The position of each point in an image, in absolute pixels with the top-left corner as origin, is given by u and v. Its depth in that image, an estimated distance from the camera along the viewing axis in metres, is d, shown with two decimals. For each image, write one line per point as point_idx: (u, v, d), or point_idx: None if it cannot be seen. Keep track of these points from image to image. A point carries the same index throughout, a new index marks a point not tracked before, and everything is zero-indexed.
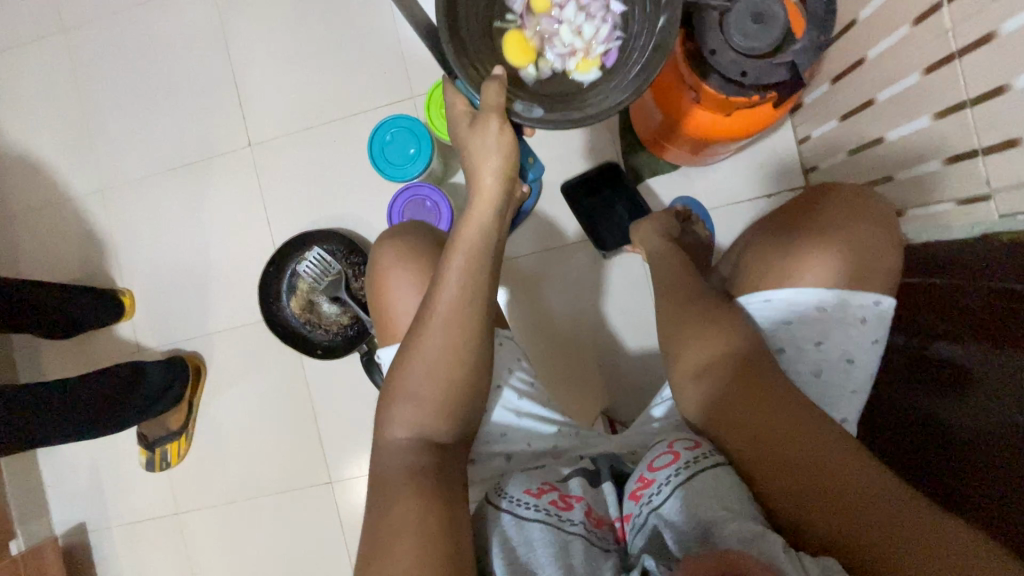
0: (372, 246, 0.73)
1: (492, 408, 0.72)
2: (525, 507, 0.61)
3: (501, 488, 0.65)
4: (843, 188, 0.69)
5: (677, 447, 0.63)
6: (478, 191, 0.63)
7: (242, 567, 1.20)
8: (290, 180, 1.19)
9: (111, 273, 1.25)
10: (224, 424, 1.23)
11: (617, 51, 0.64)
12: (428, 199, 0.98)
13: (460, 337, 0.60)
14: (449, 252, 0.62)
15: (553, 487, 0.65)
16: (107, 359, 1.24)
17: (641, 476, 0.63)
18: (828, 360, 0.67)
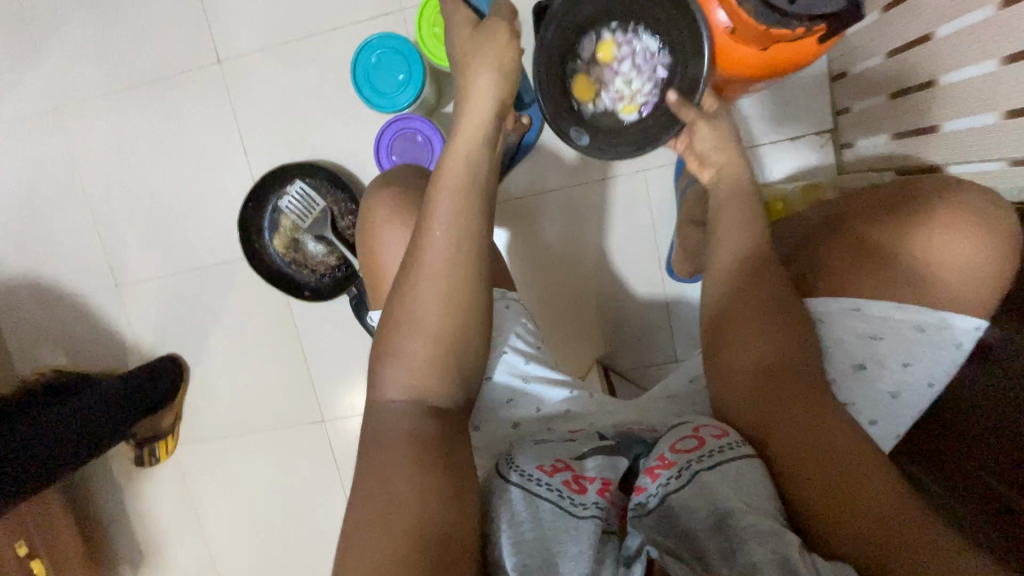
0: (363, 198, 0.67)
1: (497, 372, 0.69)
2: (536, 484, 0.56)
3: (513, 459, 0.59)
4: (953, 187, 0.60)
5: (703, 433, 0.56)
6: (467, 118, 0.57)
7: (239, 497, 1.23)
8: (268, 102, 1.07)
9: (79, 201, 1.16)
10: (213, 362, 1.20)
11: (654, 103, 0.74)
12: (420, 133, 0.88)
13: (455, 304, 0.53)
14: (436, 185, 0.55)
15: (569, 466, 0.58)
16: (85, 293, 1.19)
17: (661, 455, 0.55)
18: (912, 381, 0.60)
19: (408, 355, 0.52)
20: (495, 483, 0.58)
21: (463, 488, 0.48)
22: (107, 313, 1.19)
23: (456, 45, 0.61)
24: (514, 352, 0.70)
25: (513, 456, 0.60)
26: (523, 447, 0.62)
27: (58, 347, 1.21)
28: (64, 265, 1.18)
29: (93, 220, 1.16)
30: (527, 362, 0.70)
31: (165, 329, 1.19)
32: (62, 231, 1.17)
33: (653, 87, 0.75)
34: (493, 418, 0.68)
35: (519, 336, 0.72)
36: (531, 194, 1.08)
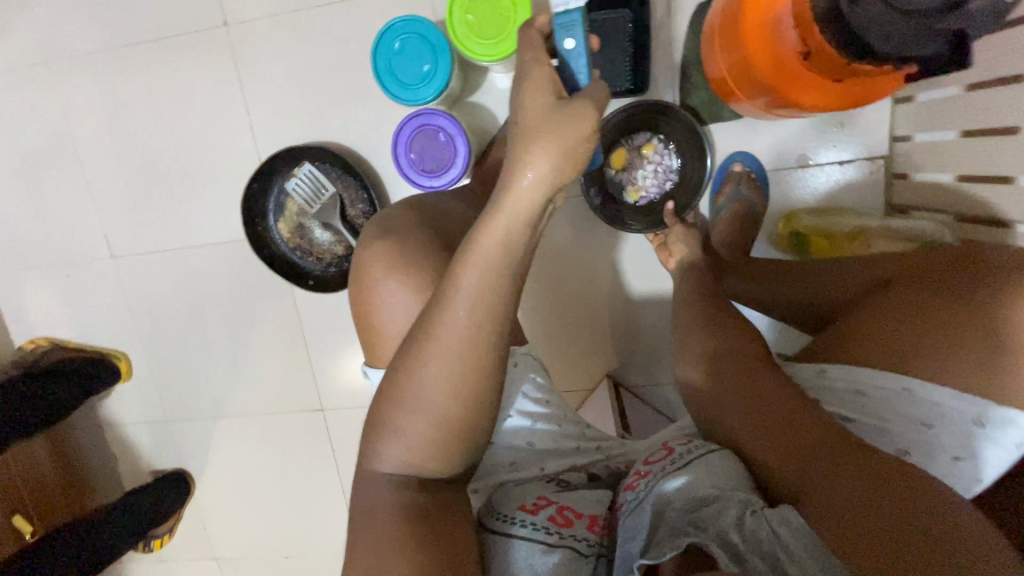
0: (359, 247, 0.61)
1: (501, 434, 0.65)
2: (518, 525, 0.53)
3: (495, 506, 0.57)
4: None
5: (672, 444, 0.58)
6: (515, 197, 0.45)
7: (235, 474, 1.23)
8: (277, 75, 0.99)
9: (73, 163, 1.09)
10: (210, 341, 1.17)
11: (652, 201, 0.93)
12: (442, 131, 0.81)
13: (472, 373, 0.46)
14: (466, 255, 0.46)
15: (552, 500, 0.57)
16: (81, 260, 1.14)
17: (637, 471, 0.57)
18: (964, 480, 0.51)
19: (415, 422, 0.47)
20: (483, 534, 0.55)
21: (466, 561, 0.46)
22: (105, 284, 1.15)
23: (521, 103, 0.49)
24: (520, 414, 0.66)
25: (496, 504, 0.58)
26: (509, 494, 0.59)
27: (54, 313, 1.18)
28: (60, 231, 1.13)
29: (88, 187, 1.10)
30: (531, 420, 0.66)
31: (164, 305, 1.15)
32: (56, 195, 1.11)
33: (658, 191, 0.93)
34: (491, 475, 0.64)
35: (526, 396, 0.66)
36: None
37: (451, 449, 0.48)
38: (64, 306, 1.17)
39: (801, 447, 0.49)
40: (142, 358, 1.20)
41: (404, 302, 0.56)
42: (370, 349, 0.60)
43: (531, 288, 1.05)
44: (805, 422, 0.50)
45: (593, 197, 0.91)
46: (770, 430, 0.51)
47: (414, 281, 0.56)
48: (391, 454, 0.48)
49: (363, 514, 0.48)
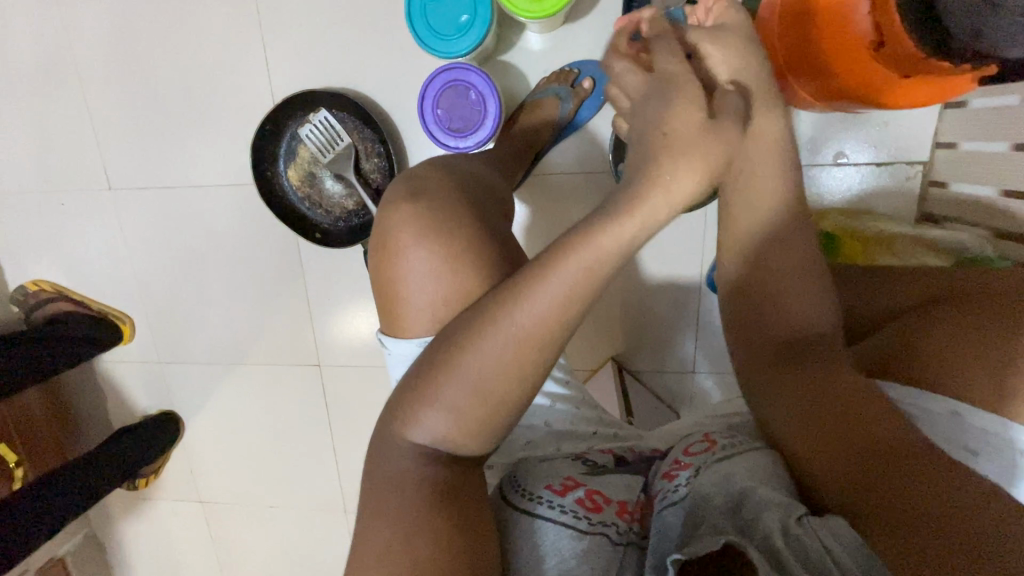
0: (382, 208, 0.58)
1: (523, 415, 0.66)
2: (547, 507, 0.54)
3: (522, 486, 0.58)
4: None
5: (713, 438, 0.60)
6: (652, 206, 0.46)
7: (226, 421, 1.22)
8: (297, 10, 0.93)
9: (72, 85, 1.03)
10: (208, 286, 1.13)
11: None
12: (473, 89, 0.77)
13: (513, 355, 0.44)
14: (553, 261, 0.45)
15: (579, 483, 0.57)
16: (76, 191, 1.09)
17: (676, 459, 0.59)
18: None
19: (453, 398, 0.45)
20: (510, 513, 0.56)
21: (476, 543, 0.45)
22: (100, 216, 1.11)
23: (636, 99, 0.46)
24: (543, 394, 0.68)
25: (520, 482, 0.58)
26: (534, 469, 0.60)
27: (46, 242, 1.13)
28: (54, 156, 1.07)
29: (86, 110, 1.04)
30: (551, 400, 0.68)
31: (161, 244, 1.11)
32: (51, 116, 1.05)
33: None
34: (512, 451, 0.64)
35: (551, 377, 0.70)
36: None
37: (473, 432, 0.46)
38: (56, 235, 1.13)
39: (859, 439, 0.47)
40: (135, 295, 1.16)
41: (428, 266, 0.53)
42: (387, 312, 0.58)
43: None
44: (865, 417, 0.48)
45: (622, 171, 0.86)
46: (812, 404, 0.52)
47: (440, 246, 0.53)
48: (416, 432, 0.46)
49: (364, 480, 0.46)
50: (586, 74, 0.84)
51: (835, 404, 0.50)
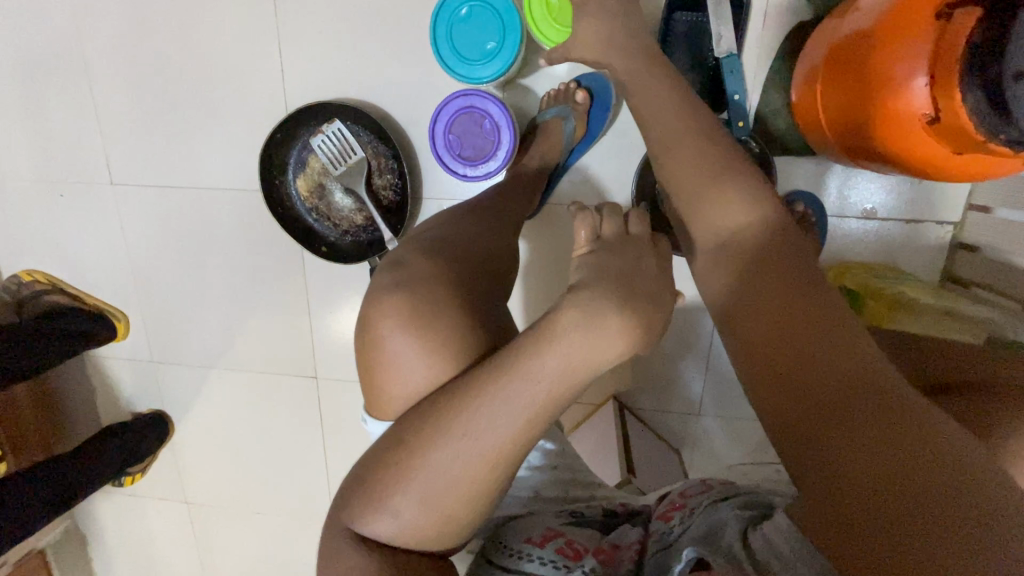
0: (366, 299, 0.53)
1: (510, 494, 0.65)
2: (528, 561, 0.53)
3: (502, 541, 0.57)
4: None
5: (709, 483, 0.60)
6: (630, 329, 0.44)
7: (216, 426, 1.20)
8: (319, 17, 0.89)
9: (78, 73, 0.99)
10: (207, 289, 1.11)
11: None
12: (488, 119, 0.73)
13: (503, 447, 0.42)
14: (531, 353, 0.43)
15: (560, 533, 0.57)
16: (77, 182, 1.06)
17: (671, 501, 0.58)
18: None
19: (413, 505, 0.42)
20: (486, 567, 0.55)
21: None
22: (100, 209, 1.07)
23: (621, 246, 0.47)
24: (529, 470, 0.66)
25: (502, 538, 0.58)
26: (513, 525, 0.59)
27: (43, 232, 1.10)
28: (55, 146, 1.04)
29: (91, 101, 1.00)
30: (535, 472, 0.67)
31: (161, 243, 1.08)
32: (55, 105, 1.01)
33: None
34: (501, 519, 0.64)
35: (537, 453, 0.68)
36: None
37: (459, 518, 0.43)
38: (53, 225, 1.09)
39: (864, 445, 0.37)
40: (131, 292, 1.13)
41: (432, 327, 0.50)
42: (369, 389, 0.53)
43: None
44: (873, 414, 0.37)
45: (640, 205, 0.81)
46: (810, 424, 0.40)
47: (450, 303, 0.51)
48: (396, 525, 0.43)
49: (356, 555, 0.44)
50: (581, 87, 0.81)
51: (840, 395, 0.39)
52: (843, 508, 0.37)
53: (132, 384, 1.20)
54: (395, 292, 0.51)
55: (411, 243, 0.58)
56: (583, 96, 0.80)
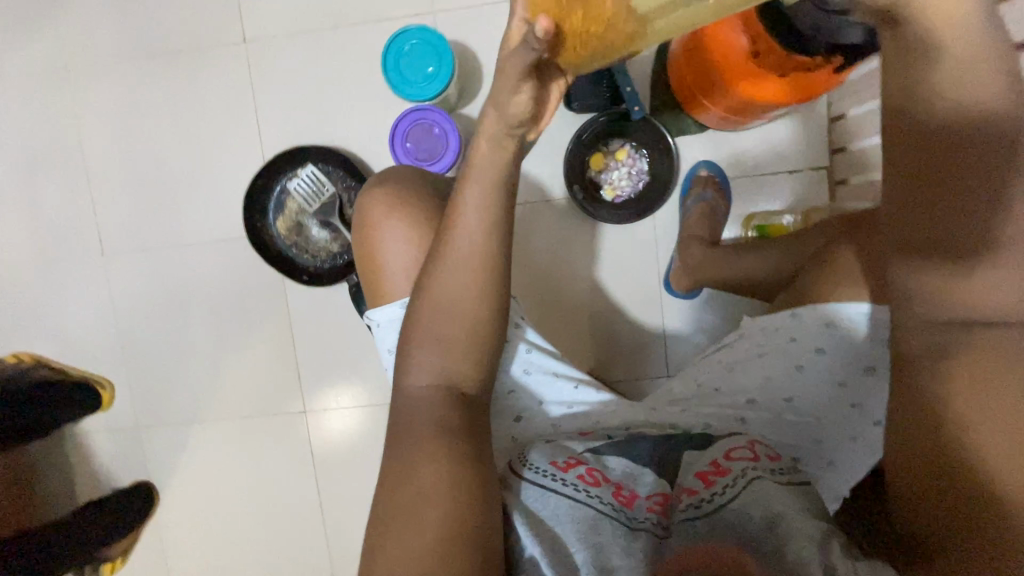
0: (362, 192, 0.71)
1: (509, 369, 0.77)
2: (549, 479, 0.64)
3: (526, 458, 0.68)
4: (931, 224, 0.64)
5: (758, 450, 0.64)
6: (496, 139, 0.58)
7: (204, 486, 1.18)
8: (290, 84, 1.07)
9: (76, 160, 1.12)
10: (194, 341, 1.16)
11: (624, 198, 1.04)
12: (437, 125, 0.90)
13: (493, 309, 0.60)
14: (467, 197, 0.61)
15: (582, 461, 0.67)
16: (71, 255, 1.15)
17: (714, 462, 0.63)
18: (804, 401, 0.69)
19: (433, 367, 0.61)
20: (515, 482, 0.66)
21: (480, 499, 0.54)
22: (91, 279, 1.15)
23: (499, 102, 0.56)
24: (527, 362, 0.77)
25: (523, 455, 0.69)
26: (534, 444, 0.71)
27: (34, 310, 1.16)
28: (53, 226, 1.14)
29: (88, 185, 1.13)
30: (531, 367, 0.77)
31: (149, 303, 1.15)
32: (54, 193, 1.13)
33: (630, 190, 1.04)
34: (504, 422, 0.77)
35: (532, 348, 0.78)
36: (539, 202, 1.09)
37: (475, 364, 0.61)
38: (45, 304, 1.16)
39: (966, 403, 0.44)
40: (118, 358, 1.17)
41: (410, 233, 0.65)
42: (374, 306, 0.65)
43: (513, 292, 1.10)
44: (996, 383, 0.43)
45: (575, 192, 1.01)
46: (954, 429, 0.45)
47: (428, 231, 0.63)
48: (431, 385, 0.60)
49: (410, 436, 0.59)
50: None
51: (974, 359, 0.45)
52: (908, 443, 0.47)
53: (116, 456, 1.18)
54: (381, 200, 0.67)
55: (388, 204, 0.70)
56: None
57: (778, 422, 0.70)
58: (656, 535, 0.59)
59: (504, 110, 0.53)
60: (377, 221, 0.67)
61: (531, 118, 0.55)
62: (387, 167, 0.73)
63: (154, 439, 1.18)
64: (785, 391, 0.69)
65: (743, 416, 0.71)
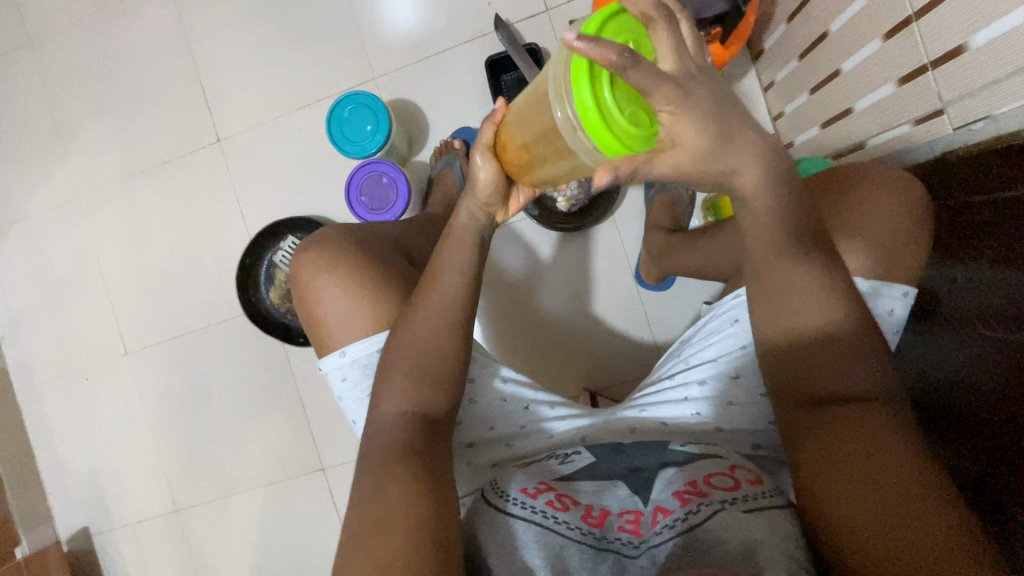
0: (299, 250, 0.75)
1: (477, 395, 0.72)
2: (520, 507, 0.58)
3: (499, 485, 0.63)
4: (876, 173, 0.65)
5: (738, 475, 0.60)
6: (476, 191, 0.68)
7: (243, 560, 1.21)
8: (264, 170, 1.19)
9: (95, 275, 1.26)
10: (215, 419, 1.23)
11: (580, 206, 1.07)
12: (385, 175, 0.98)
13: (434, 323, 0.64)
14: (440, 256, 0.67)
15: (551, 487, 0.62)
16: (99, 361, 1.26)
17: (691, 482, 0.59)
18: (742, 391, 0.68)
19: (388, 385, 0.63)
20: (486, 511, 0.60)
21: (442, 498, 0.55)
22: (120, 378, 1.26)
23: (474, 180, 0.67)
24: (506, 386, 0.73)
25: (499, 483, 0.64)
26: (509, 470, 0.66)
27: (74, 417, 1.27)
28: (84, 338, 1.27)
29: (107, 295, 1.26)
30: (507, 384, 0.74)
31: (170, 391, 1.24)
32: (79, 307, 1.26)
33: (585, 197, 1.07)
34: (463, 437, 0.72)
35: (508, 378, 0.74)
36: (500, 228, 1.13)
37: (431, 381, 0.64)
38: (84, 408, 1.27)
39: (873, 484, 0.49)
40: (149, 447, 1.25)
41: (339, 289, 0.71)
42: (341, 337, 0.71)
43: (487, 322, 1.13)
44: (886, 463, 0.50)
45: (530, 209, 1.06)
46: (885, 490, 0.49)
47: (357, 284, 0.71)
48: (391, 400, 0.63)
49: (372, 452, 0.60)
50: (456, 139, 1.07)
51: (864, 451, 0.51)
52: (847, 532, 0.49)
53: (163, 543, 1.24)
54: (317, 259, 0.72)
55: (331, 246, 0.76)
56: (459, 144, 1.06)
57: (731, 411, 0.69)
58: (626, 557, 0.55)
59: (477, 190, 0.67)
60: (307, 282, 0.72)
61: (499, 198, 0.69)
62: (309, 236, 0.77)
63: (192, 520, 1.23)
64: (732, 371, 0.68)
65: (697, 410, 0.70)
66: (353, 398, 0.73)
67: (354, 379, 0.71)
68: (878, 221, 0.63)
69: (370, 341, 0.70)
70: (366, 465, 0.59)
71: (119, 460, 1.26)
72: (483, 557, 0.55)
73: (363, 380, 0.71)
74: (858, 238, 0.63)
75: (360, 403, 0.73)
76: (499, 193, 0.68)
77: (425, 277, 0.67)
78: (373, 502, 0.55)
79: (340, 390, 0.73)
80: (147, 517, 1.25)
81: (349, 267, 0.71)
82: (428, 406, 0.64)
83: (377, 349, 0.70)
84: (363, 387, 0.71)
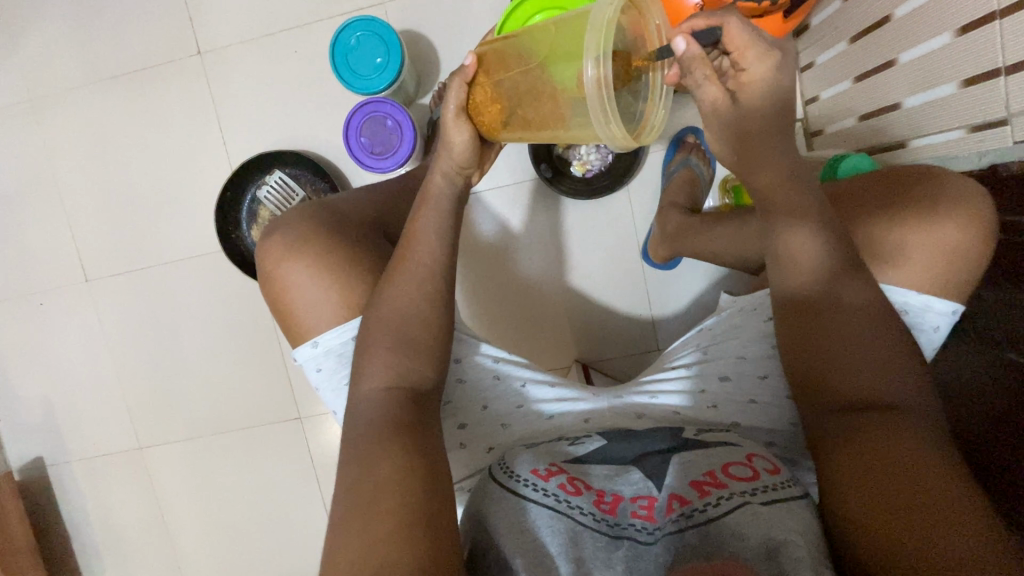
0: (261, 240, 0.68)
1: (468, 375, 0.69)
2: (531, 489, 0.56)
3: (509, 466, 0.61)
4: (938, 185, 0.60)
5: (756, 465, 0.58)
6: (450, 152, 0.61)
7: (209, 502, 1.18)
8: (249, 93, 1.07)
9: (51, 191, 1.13)
10: (183, 360, 1.16)
11: (593, 173, 1.03)
12: (390, 118, 0.89)
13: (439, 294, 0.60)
14: (413, 229, 0.62)
15: (563, 469, 0.60)
16: (54, 286, 1.16)
17: (710, 472, 0.57)
18: (763, 389, 0.67)
19: (384, 357, 0.59)
20: (494, 490, 0.58)
21: (436, 482, 0.52)
22: (79, 307, 1.16)
23: (448, 140, 0.61)
24: (499, 365, 0.71)
25: (509, 463, 0.61)
26: (516, 451, 0.63)
27: (25, 345, 1.18)
28: (36, 260, 1.15)
29: (64, 215, 1.14)
30: (495, 361, 0.71)
31: (135, 326, 1.16)
32: (32, 225, 1.14)
33: (602, 164, 1.03)
34: (454, 418, 0.69)
35: (500, 359, 0.71)
36: (478, 193, 1.08)
37: (429, 357, 0.60)
38: (37, 337, 1.18)
39: (895, 483, 0.48)
40: (111, 381, 1.18)
41: (322, 258, 0.65)
42: (330, 302, 0.65)
43: (474, 293, 1.09)
44: (909, 463, 0.49)
45: (542, 171, 1.02)
46: (885, 485, 0.49)
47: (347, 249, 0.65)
48: (386, 374, 0.59)
49: (363, 425, 0.56)
50: None
51: (886, 452, 0.50)
52: (868, 528, 0.48)
53: (125, 479, 1.19)
54: (279, 243, 0.66)
55: (314, 212, 0.69)
56: None
57: (752, 409, 0.67)
58: (639, 542, 0.53)
59: (452, 152, 0.61)
60: (275, 266, 0.66)
61: (475, 161, 0.63)
62: (273, 220, 0.71)
63: (157, 459, 1.19)
64: (757, 367, 0.67)
65: (714, 403, 0.69)
66: (330, 388, 0.68)
67: (329, 369, 0.66)
68: (947, 229, 0.59)
69: (343, 330, 0.65)
70: (362, 434, 0.56)
71: (77, 393, 1.19)
72: (494, 537, 0.53)
73: (340, 369, 0.66)
74: (905, 245, 0.60)
75: (337, 394, 0.68)
76: (475, 155, 0.62)
77: (402, 251, 0.62)
78: (362, 480, 0.51)
79: (315, 380, 0.68)
80: (107, 452, 1.19)
81: (324, 246, 0.65)
82: (426, 381, 0.60)
83: (351, 337, 0.65)
84: (341, 376, 0.67)
